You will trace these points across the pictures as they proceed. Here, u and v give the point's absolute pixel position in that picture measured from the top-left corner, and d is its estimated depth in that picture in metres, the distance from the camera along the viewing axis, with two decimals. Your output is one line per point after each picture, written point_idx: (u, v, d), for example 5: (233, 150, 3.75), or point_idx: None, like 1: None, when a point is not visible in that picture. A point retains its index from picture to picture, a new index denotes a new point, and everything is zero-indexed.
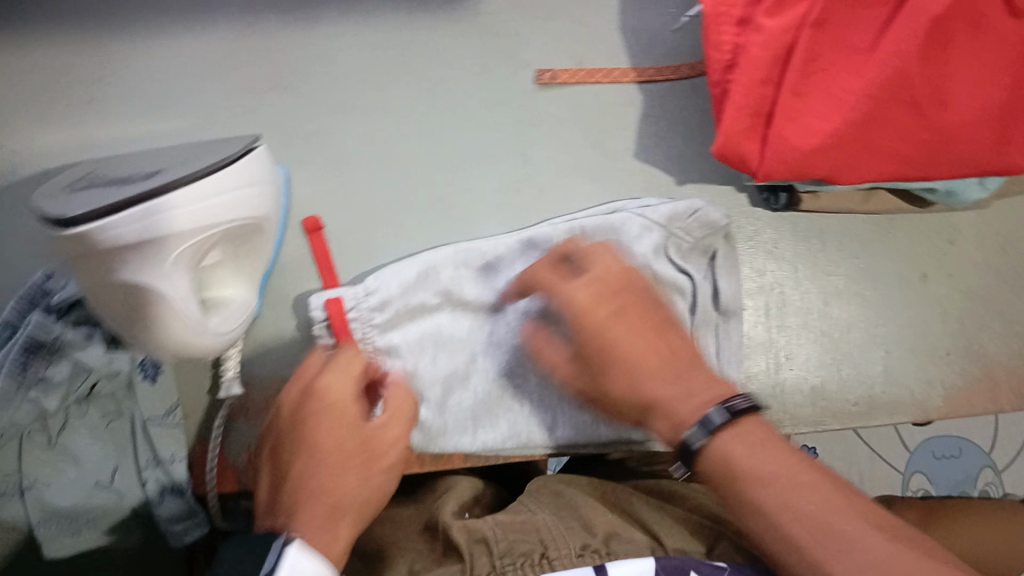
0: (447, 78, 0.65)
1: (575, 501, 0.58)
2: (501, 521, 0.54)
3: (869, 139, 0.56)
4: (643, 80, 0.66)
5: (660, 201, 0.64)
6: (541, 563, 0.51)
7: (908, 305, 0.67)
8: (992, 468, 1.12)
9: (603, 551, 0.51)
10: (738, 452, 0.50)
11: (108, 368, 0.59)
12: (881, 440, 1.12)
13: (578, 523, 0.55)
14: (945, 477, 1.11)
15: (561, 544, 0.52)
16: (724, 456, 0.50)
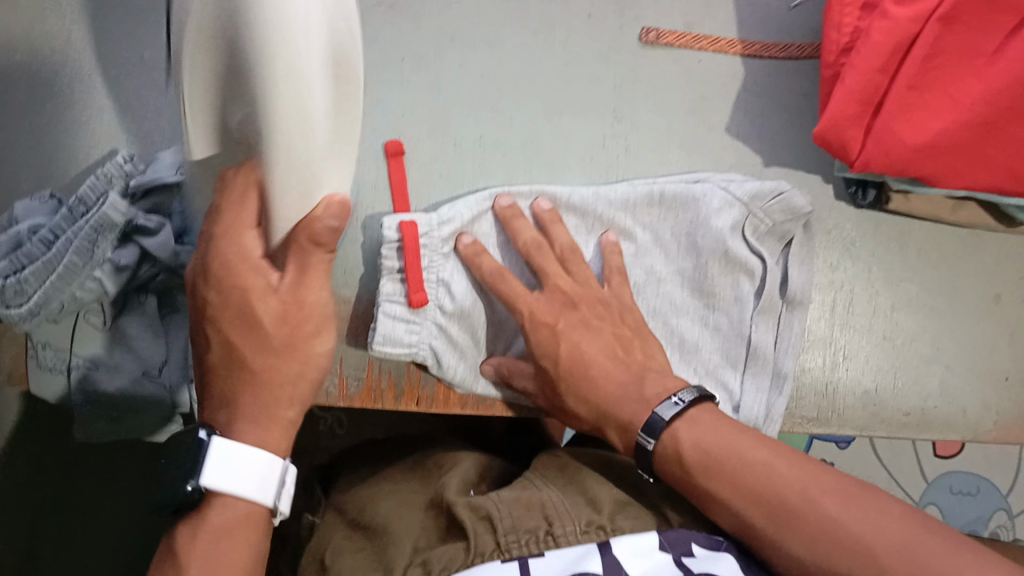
0: (554, 22, 0.64)
1: (583, 476, 0.59)
2: (506, 497, 0.55)
3: (976, 147, 0.54)
4: (749, 54, 0.65)
5: (745, 178, 0.63)
6: (546, 540, 0.52)
7: (977, 324, 0.66)
8: (1006, 511, 1.10)
9: (608, 528, 0.52)
10: (684, 441, 0.53)
11: (173, 262, 0.58)
12: (902, 466, 1.11)
13: (584, 498, 0.55)
14: (959, 513, 1.10)
15: (567, 521, 0.53)
16: (674, 444, 0.53)
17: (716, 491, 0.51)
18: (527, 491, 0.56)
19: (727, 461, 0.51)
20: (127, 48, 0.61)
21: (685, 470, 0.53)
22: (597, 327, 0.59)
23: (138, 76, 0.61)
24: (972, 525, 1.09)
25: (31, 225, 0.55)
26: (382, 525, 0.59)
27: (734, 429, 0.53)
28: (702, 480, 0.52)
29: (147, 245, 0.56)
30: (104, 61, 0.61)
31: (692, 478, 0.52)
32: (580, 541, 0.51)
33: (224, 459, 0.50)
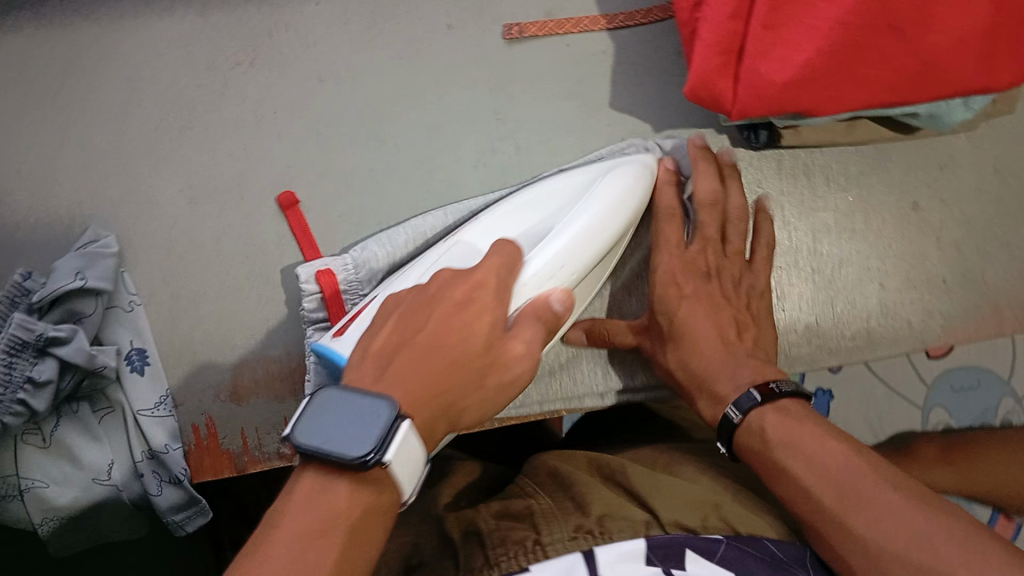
0: (418, 38, 0.63)
1: (572, 480, 0.58)
2: (497, 510, 0.55)
3: (846, 67, 0.53)
4: (615, 27, 0.64)
5: (645, 143, 0.62)
6: (535, 550, 0.50)
7: (902, 235, 0.66)
8: (1012, 396, 1.07)
9: (596, 532, 0.50)
10: (771, 422, 0.50)
11: (92, 365, 0.57)
12: (897, 378, 1.10)
13: (572, 504, 0.54)
14: (964, 410, 1.08)
15: (553, 528, 0.51)
16: (751, 430, 0.51)
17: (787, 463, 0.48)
18: (518, 502, 0.56)
19: (806, 449, 0.48)
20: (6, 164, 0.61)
21: (765, 448, 0.49)
22: (721, 305, 0.57)
23: (24, 189, 0.61)
24: (980, 417, 1.06)
25: None
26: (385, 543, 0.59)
27: (822, 428, 0.49)
28: (777, 458, 0.48)
29: (60, 354, 0.56)
30: None
31: (766, 454, 0.49)
32: (568, 548, 0.49)
33: (342, 413, 0.43)
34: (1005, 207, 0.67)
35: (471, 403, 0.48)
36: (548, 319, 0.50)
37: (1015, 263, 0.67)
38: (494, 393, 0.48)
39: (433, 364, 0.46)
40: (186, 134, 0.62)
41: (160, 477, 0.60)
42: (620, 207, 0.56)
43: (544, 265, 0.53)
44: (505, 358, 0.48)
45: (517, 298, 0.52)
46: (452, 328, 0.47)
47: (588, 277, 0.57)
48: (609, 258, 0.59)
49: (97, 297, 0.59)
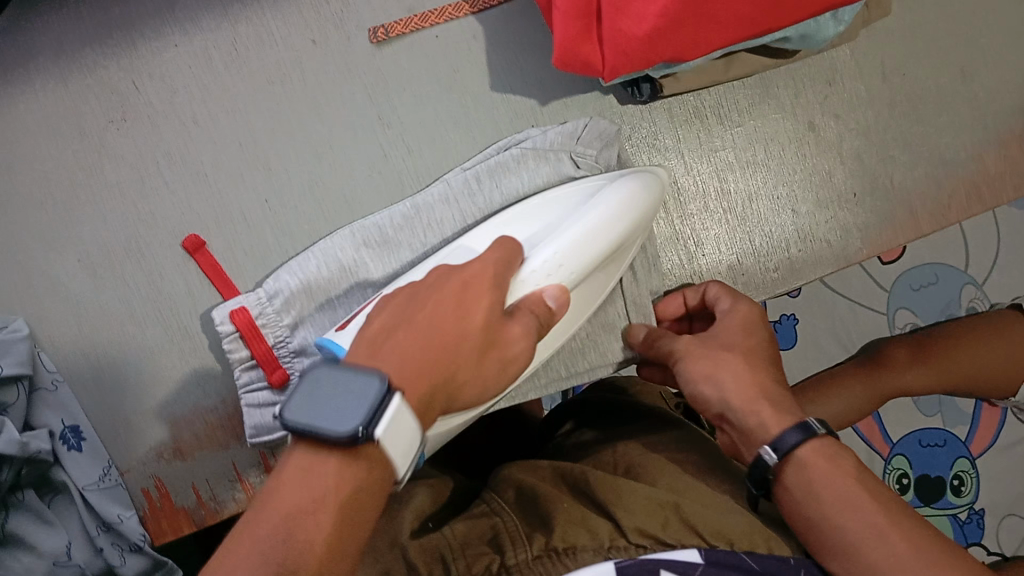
0: (286, 60, 0.62)
1: (535, 488, 0.54)
2: (460, 530, 0.51)
3: (705, 9, 0.53)
4: (479, 10, 0.63)
5: (546, 130, 0.63)
6: (500, 575, 0.48)
7: (805, 157, 0.66)
8: (973, 284, 1.07)
9: (561, 549, 0.48)
10: (819, 465, 0.48)
11: (26, 453, 0.56)
12: (860, 290, 1.08)
13: (537, 520, 0.51)
14: (928, 306, 1.07)
15: (518, 546, 0.49)
16: (818, 456, 0.48)
17: (847, 505, 0.47)
18: (482, 518, 0.52)
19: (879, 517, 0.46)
20: None
21: (833, 478, 0.47)
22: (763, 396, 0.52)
23: None
24: (946, 311, 1.07)
25: None
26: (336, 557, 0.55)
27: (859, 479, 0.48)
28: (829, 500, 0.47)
29: None
30: None
31: (808, 489, 0.48)
32: (531, 572, 0.47)
33: (343, 386, 0.38)
34: (901, 111, 0.67)
35: (473, 378, 0.44)
36: (538, 313, 0.47)
37: (919, 161, 0.67)
38: (493, 381, 0.45)
39: (426, 345, 0.42)
40: (72, 206, 0.61)
41: (120, 546, 0.60)
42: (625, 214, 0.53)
43: (545, 259, 0.50)
44: (505, 342, 0.45)
45: (518, 288, 0.48)
46: (450, 313, 0.44)
47: (592, 280, 0.54)
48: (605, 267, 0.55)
49: (17, 385, 0.57)
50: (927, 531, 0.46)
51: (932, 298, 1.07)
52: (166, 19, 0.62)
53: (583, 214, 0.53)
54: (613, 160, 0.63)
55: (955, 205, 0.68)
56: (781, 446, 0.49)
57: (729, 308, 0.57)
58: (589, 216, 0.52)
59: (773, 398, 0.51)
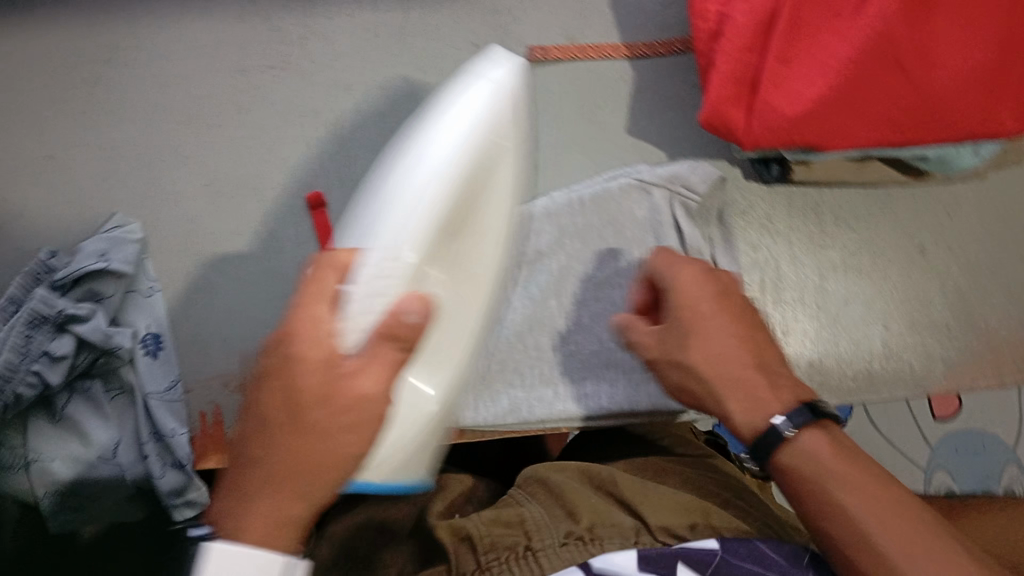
0: (446, 54, 0.65)
1: (562, 483, 0.54)
2: (486, 515, 0.51)
3: (856, 105, 0.55)
4: (634, 56, 0.66)
5: (653, 165, 0.65)
6: (527, 557, 0.48)
7: (908, 277, 0.67)
8: None
9: (587, 538, 0.48)
10: (806, 458, 0.43)
11: (107, 344, 0.59)
12: None
13: (562, 511, 0.51)
14: None
15: (544, 534, 0.49)
16: (808, 461, 0.43)
17: (834, 511, 0.41)
18: (508, 509, 0.52)
19: (853, 521, 0.41)
20: (35, 149, 0.63)
21: (826, 478, 0.42)
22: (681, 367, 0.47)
23: (51, 174, 0.63)
24: None
25: None
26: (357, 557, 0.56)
27: (869, 474, 0.42)
28: (832, 492, 0.41)
29: (79, 332, 0.58)
30: (13, 165, 0.62)
31: (813, 485, 0.42)
32: (559, 557, 0.47)
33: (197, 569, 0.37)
34: (1010, 258, 0.68)
35: (324, 451, 0.40)
36: (396, 334, 0.42)
37: (1016, 310, 0.67)
38: (352, 447, 0.41)
39: (286, 444, 0.40)
40: (213, 132, 0.64)
41: (163, 460, 0.61)
42: (471, 137, 0.51)
43: (374, 272, 0.45)
44: (341, 400, 0.40)
45: (350, 330, 0.42)
46: (319, 375, 0.40)
47: (445, 243, 0.50)
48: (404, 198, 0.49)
49: (118, 280, 0.61)
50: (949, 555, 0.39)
51: None
52: None
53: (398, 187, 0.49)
54: (714, 211, 0.65)
55: None
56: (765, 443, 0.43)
57: (671, 282, 0.48)
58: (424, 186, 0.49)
59: (727, 374, 0.45)
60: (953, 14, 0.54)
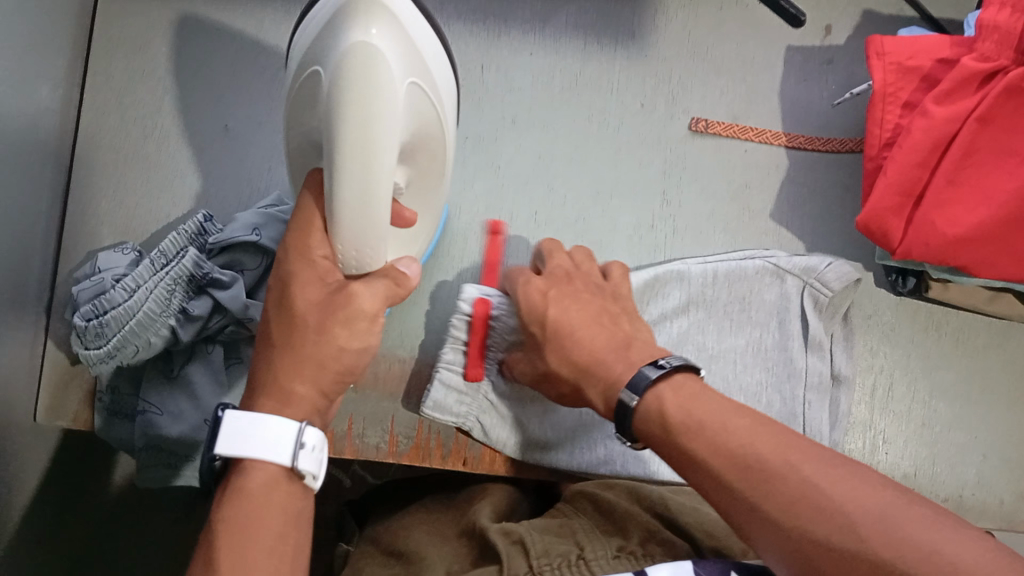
0: (612, 108, 0.68)
1: (610, 503, 0.59)
2: (538, 526, 0.56)
3: (1011, 241, 0.57)
4: (791, 146, 0.68)
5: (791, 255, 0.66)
6: (578, 565, 0.53)
7: (1014, 415, 0.67)
8: None
9: (639, 554, 0.54)
10: (670, 403, 0.46)
11: (241, 315, 0.60)
12: None
13: (613, 526, 0.57)
14: None
15: (596, 547, 0.54)
16: (678, 409, 0.45)
17: (718, 449, 0.42)
18: (558, 521, 0.57)
19: (745, 444, 0.42)
20: (214, 118, 0.67)
21: (693, 423, 0.44)
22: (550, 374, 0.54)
23: (223, 145, 0.67)
24: None
25: (115, 273, 0.60)
26: (412, 552, 0.59)
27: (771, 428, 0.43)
28: (681, 442, 0.44)
29: (219, 297, 0.60)
30: (192, 127, 0.67)
31: (671, 445, 0.45)
32: (612, 566, 0.53)
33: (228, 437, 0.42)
34: None
35: (318, 359, 0.46)
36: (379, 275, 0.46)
37: None
38: (354, 341, 0.47)
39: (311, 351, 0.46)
40: None
41: None
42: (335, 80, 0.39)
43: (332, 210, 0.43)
44: (343, 311, 0.46)
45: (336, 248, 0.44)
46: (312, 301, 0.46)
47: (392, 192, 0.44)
48: (348, 146, 0.39)
49: (263, 256, 0.63)
50: (819, 456, 0.41)
51: None
52: (533, 30, 0.69)
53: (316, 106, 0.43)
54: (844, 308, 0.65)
55: None
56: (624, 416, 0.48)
57: (521, 289, 0.57)
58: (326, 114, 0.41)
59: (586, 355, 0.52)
60: None
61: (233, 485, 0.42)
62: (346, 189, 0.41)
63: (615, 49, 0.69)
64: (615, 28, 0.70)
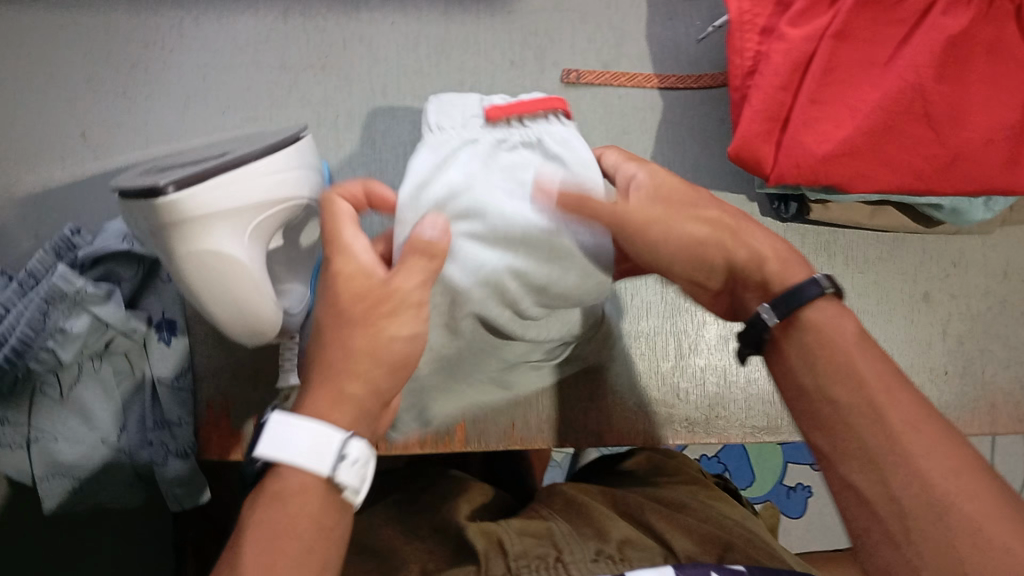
0: (482, 69, 0.68)
1: (588, 508, 0.59)
2: (516, 527, 0.56)
3: (883, 150, 0.57)
4: (664, 88, 0.68)
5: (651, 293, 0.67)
6: (555, 567, 0.51)
7: (911, 322, 0.68)
8: None
9: (616, 558, 0.51)
10: (827, 317, 0.45)
11: (124, 325, 0.59)
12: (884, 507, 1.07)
13: (592, 531, 0.55)
14: None
15: (576, 551, 0.53)
16: (823, 333, 0.44)
17: (844, 367, 0.42)
18: (537, 523, 0.57)
19: (872, 381, 0.41)
20: (70, 126, 0.64)
21: (839, 350, 0.43)
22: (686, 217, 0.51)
23: (81, 153, 0.64)
24: None
25: None
26: (386, 551, 0.57)
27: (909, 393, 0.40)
28: (837, 349, 0.43)
29: (97, 312, 0.57)
30: (48, 139, 0.64)
31: (832, 341, 0.43)
32: (590, 569, 0.51)
33: (286, 443, 0.42)
34: (1012, 312, 0.69)
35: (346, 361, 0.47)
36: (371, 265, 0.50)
37: (1013, 363, 0.68)
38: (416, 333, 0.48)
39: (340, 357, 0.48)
40: (248, 124, 0.65)
41: (167, 449, 0.61)
42: (194, 272, 0.44)
43: (232, 328, 0.49)
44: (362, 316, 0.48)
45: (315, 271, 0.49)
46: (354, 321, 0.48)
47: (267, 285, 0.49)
48: (230, 304, 0.47)
49: (138, 264, 0.61)
50: (940, 435, 0.38)
51: None
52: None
53: (150, 246, 0.45)
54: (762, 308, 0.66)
55: None
56: (790, 302, 0.45)
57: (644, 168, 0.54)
58: (168, 252, 0.43)
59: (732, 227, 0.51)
60: (984, 75, 0.57)
61: (267, 491, 0.41)
62: (240, 333, 0.50)
63: (476, 9, 0.68)
64: None
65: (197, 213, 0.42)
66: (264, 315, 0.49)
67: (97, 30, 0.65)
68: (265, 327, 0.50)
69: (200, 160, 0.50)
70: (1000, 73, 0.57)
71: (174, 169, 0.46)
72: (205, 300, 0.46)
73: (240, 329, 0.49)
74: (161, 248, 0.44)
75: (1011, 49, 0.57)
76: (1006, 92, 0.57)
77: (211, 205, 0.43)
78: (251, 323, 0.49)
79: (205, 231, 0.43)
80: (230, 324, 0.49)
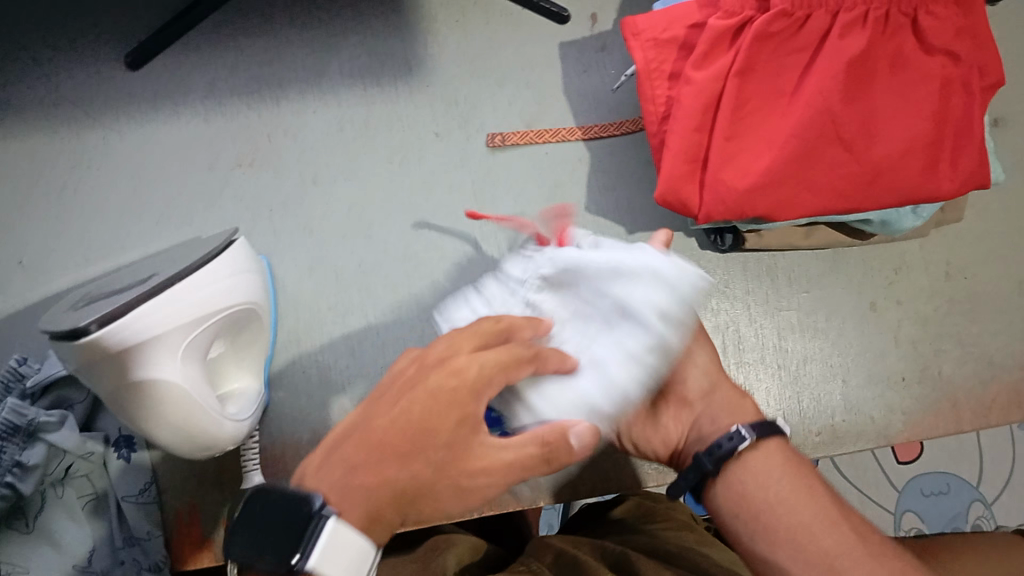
0: (408, 144, 0.68)
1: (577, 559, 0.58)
2: None
3: (805, 176, 0.58)
4: (589, 138, 0.69)
5: None
6: None
7: (862, 334, 0.69)
8: (982, 501, 0.96)
9: None
10: (754, 468, 0.46)
11: (82, 449, 0.59)
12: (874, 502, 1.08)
13: None
14: (935, 515, 0.97)
15: None
16: (757, 474, 0.46)
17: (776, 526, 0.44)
18: None
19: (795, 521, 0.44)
20: (6, 257, 0.64)
21: (765, 489, 0.45)
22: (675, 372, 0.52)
23: (21, 281, 0.64)
24: (953, 526, 0.96)
25: None
26: None
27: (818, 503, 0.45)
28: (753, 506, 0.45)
29: (52, 438, 0.57)
30: None
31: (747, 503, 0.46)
32: None
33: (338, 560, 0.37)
34: (960, 309, 0.70)
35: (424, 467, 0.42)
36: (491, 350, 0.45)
37: (968, 359, 0.69)
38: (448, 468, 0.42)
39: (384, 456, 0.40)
40: (183, 230, 0.66)
41: (140, 566, 0.60)
42: (132, 399, 0.45)
43: (181, 448, 0.49)
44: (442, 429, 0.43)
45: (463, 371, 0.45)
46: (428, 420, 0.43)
47: (211, 400, 0.49)
48: (175, 424, 0.47)
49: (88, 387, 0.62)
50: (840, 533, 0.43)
51: (941, 507, 0.96)
52: (311, 86, 0.69)
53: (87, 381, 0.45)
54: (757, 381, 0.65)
55: (998, 409, 0.69)
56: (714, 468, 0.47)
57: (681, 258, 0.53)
58: (103, 383, 0.44)
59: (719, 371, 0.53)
60: (889, 90, 0.58)
61: None
62: (192, 450, 0.50)
63: (395, 86, 0.69)
64: (390, 65, 0.69)
65: (126, 347, 0.42)
66: (211, 428, 0.49)
67: (20, 157, 0.66)
68: (216, 441, 0.50)
69: (130, 284, 0.50)
70: (905, 86, 0.59)
71: (106, 299, 0.47)
72: (148, 424, 0.46)
73: (191, 447, 0.49)
74: (97, 382, 0.44)
75: (913, 63, 0.59)
76: (914, 104, 0.58)
77: (138, 333, 0.43)
78: (199, 441, 0.49)
79: (135, 359, 0.44)
80: (180, 445, 0.49)
